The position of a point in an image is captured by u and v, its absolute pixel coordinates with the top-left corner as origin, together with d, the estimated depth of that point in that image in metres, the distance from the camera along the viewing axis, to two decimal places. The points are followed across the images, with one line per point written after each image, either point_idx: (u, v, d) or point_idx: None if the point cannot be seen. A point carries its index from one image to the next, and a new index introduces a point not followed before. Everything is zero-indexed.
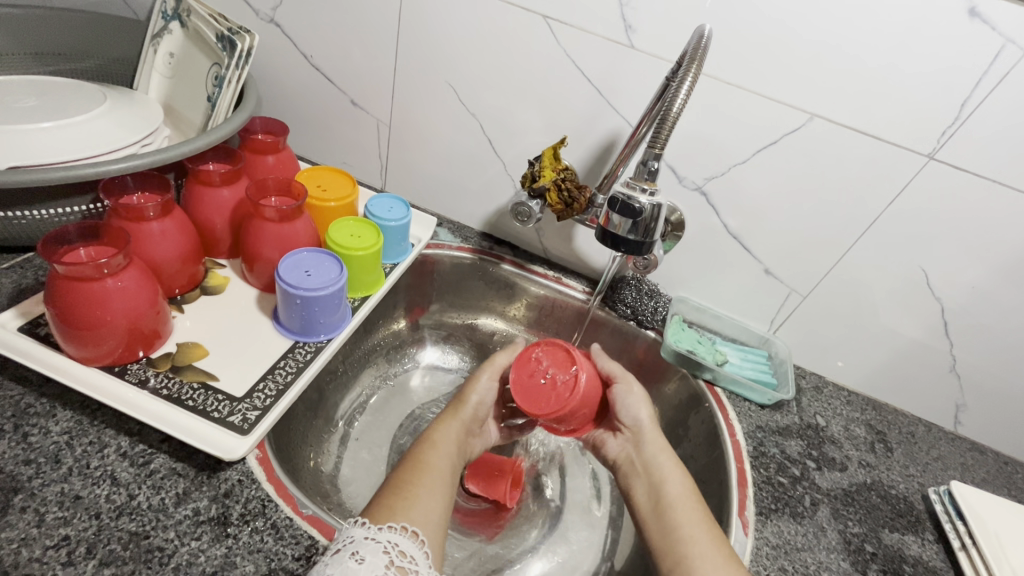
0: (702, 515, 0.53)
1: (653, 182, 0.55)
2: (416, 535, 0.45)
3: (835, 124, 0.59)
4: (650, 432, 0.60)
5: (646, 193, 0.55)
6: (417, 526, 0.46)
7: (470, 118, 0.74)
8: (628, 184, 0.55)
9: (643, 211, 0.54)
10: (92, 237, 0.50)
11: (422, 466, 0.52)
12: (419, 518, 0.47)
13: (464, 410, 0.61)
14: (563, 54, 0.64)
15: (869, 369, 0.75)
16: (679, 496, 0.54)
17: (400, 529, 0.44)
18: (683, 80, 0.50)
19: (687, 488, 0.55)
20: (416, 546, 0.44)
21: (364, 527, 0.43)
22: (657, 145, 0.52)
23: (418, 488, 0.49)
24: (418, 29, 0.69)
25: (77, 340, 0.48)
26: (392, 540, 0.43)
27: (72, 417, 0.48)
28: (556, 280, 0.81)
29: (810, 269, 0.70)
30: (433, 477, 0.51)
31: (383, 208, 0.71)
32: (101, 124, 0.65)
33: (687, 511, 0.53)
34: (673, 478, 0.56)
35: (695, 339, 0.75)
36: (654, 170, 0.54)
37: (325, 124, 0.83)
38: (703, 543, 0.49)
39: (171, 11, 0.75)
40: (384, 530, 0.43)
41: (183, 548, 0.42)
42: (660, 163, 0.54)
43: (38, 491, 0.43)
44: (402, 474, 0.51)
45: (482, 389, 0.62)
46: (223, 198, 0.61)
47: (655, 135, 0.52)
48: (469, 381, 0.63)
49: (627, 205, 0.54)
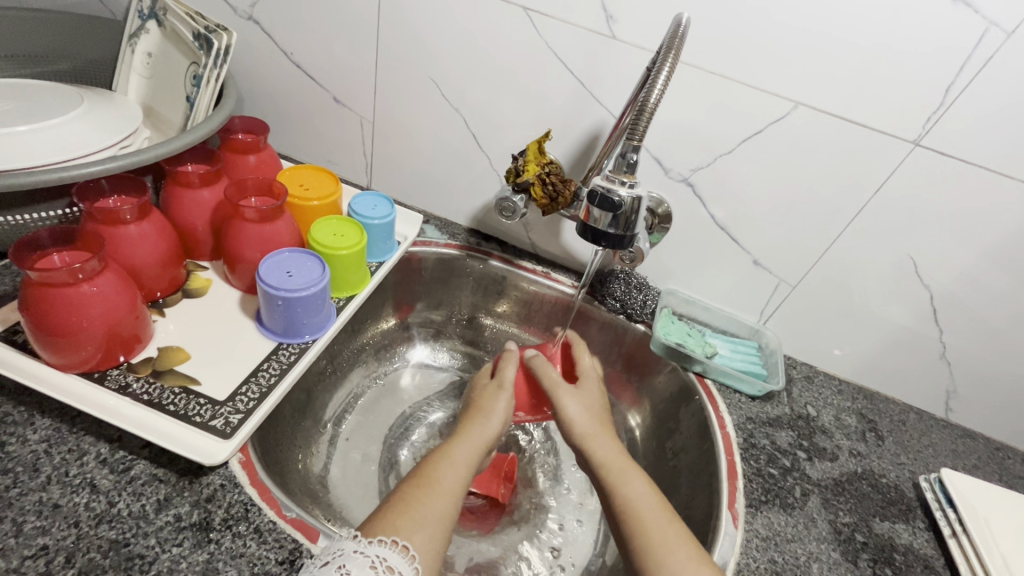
0: (667, 517, 0.49)
1: (633, 174, 0.54)
2: (406, 550, 0.43)
3: (819, 112, 0.59)
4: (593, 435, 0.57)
5: (626, 186, 0.54)
6: (410, 541, 0.43)
7: (454, 114, 0.73)
8: (608, 176, 0.54)
9: (623, 204, 0.53)
10: (66, 242, 0.49)
11: (429, 483, 0.49)
12: (416, 533, 0.44)
13: (486, 428, 0.57)
14: (545, 46, 0.64)
15: (861, 359, 0.75)
16: (637, 499, 0.51)
17: (391, 543, 0.42)
18: (661, 69, 0.49)
19: (643, 488, 0.52)
20: (406, 563, 0.42)
21: (356, 540, 0.42)
22: (636, 136, 0.51)
23: (423, 507, 0.46)
24: (397, 25, 0.68)
25: (53, 347, 0.47)
26: (380, 554, 0.41)
27: (50, 424, 0.47)
28: (545, 275, 0.80)
29: (797, 259, 0.69)
30: (439, 493, 0.48)
31: (368, 206, 0.70)
32: (77, 127, 0.64)
33: (648, 512, 0.49)
34: (630, 480, 0.52)
35: (685, 331, 0.74)
36: (633, 162, 0.53)
37: (309, 122, 0.82)
38: (669, 543, 0.47)
39: (147, 10, 0.74)
40: (374, 545, 0.42)
41: (166, 554, 0.42)
42: (639, 155, 0.53)
43: (16, 500, 0.42)
44: (403, 489, 0.48)
45: (503, 406, 0.59)
46: (203, 198, 0.61)
47: (634, 126, 0.51)
48: (488, 398, 0.60)
49: (606, 197, 0.53)
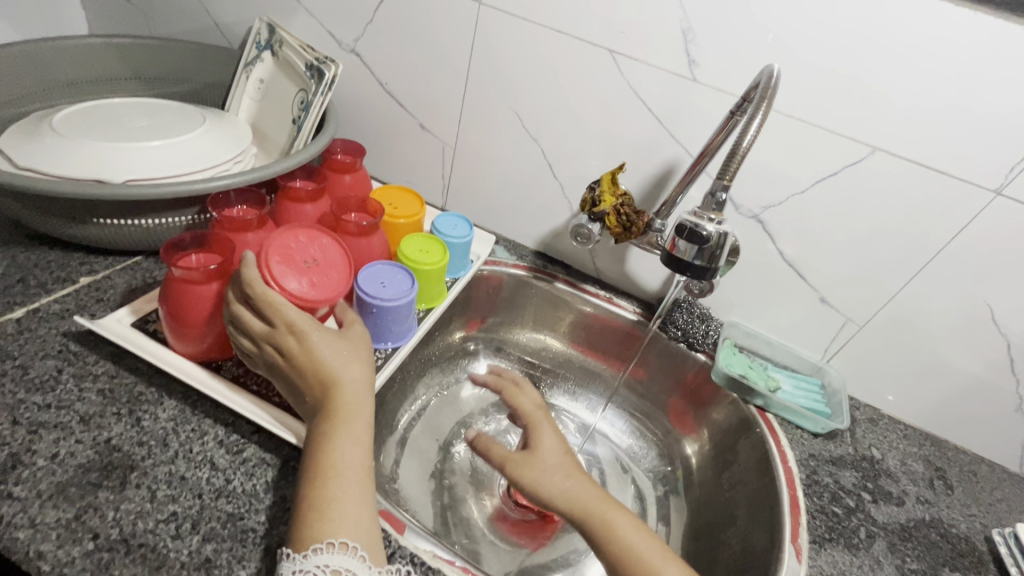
0: (666, 554, 0.49)
1: (721, 212, 0.57)
2: (352, 547, 0.42)
3: (897, 157, 0.60)
4: (554, 476, 0.53)
5: (713, 222, 0.57)
6: (350, 537, 0.43)
7: (532, 143, 0.78)
8: (695, 212, 0.58)
9: (711, 238, 0.56)
10: (202, 245, 0.56)
11: (330, 474, 0.45)
12: (349, 525, 0.43)
13: (349, 386, 0.50)
14: (628, 85, 0.68)
15: (927, 404, 0.74)
16: (631, 543, 0.49)
17: (335, 547, 0.41)
18: (754, 117, 0.52)
19: (634, 524, 0.51)
20: (355, 559, 0.42)
21: (292, 559, 0.41)
22: (726, 177, 0.55)
23: (337, 503, 0.44)
24: (488, 60, 0.74)
25: (182, 336, 0.53)
26: (324, 563, 0.40)
27: (176, 405, 0.52)
28: (607, 299, 0.83)
29: (867, 300, 0.70)
30: (349, 481, 0.45)
31: (448, 225, 0.75)
32: (201, 143, 0.72)
33: (649, 558, 0.48)
34: (617, 518, 0.51)
35: (746, 363, 0.75)
36: (722, 201, 0.56)
37: (393, 145, 0.88)
38: None
39: (264, 42, 0.83)
40: (311, 558, 0.40)
41: (275, 530, 0.46)
42: (728, 194, 0.56)
43: (151, 469, 0.47)
44: (305, 489, 0.44)
45: (342, 358, 0.51)
46: (306, 212, 0.66)
47: (725, 166, 0.54)
48: (323, 360, 0.50)
49: (695, 231, 0.56)
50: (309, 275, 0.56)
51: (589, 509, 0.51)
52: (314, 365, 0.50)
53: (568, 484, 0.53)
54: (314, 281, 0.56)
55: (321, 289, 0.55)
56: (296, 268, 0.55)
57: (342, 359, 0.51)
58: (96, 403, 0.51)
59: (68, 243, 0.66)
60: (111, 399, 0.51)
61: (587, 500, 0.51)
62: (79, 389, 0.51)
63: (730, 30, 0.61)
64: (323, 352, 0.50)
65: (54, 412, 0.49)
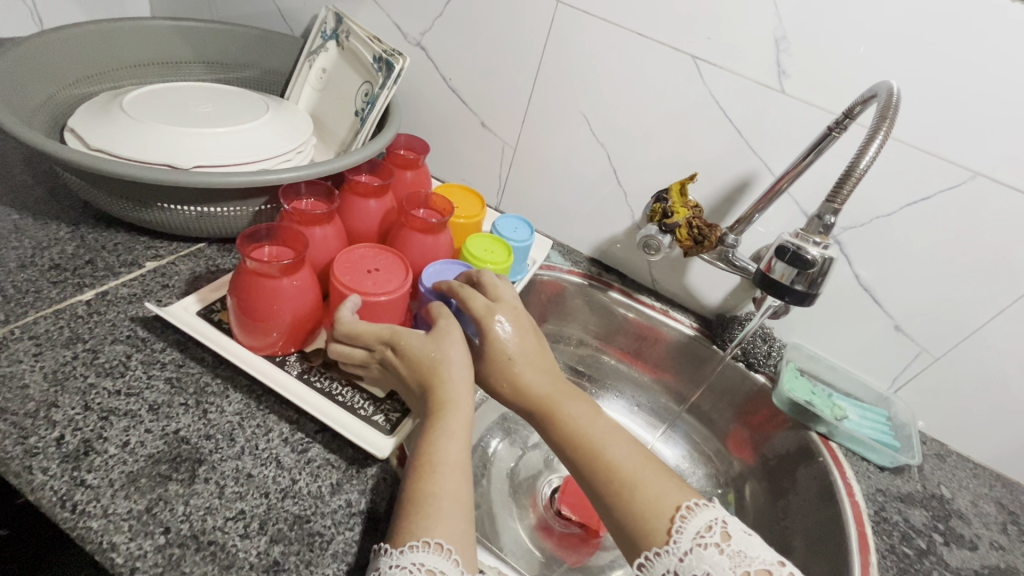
0: (628, 442, 0.49)
1: (826, 236, 0.55)
2: (445, 549, 0.41)
3: (1000, 184, 0.57)
4: (507, 369, 0.52)
5: (817, 246, 0.56)
6: (446, 537, 0.41)
7: (598, 148, 0.75)
8: (798, 235, 0.56)
9: (815, 263, 0.54)
10: (274, 238, 0.55)
11: (430, 467, 0.45)
12: (444, 524, 0.42)
13: (451, 384, 0.48)
14: (708, 93, 0.65)
15: (1002, 444, 0.70)
16: (584, 427, 0.50)
17: (427, 546, 0.40)
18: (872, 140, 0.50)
19: (589, 411, 0.51)
20: (448, 563, 0.40)
21: (389, 555, 0.40)
22: (837, 200, 0.53)
23: (436, 500, 0.43)
24: (561, 60, 0.72)
25: (249, 330, 0.53)
26: (416, 561, 0.39)
27: (242, 399, 0.52)
28: (663, 312, 0.81)
29: (949, 330, 0.66)
30: (450, 472, 0.45)
31: (509, 228, 0.74)
32: (266, 132, 0.71)
33: (604, 442, 0.49)
34: (568, 406, 0.51)
35: (810, 389, 0.72)
36: (830, 225, 0.55)
37: (451, 142, 0.87)
38: (633, 464, 0.47)
39: (329, 31, 0.82)
40: (407, 554, 0.40)
41: (342, 536, 0.45)
42: (837, 219, 0.54)
43: (218, 464, 0.46)
44: (409, 484, 0.45)
45: (440, 352, 0.50)
46: (370, 208, 0.65)
47: (836, 190, 0.53)
48: (418, 357, 0.49)
49: (799, 255, 0.55)
50: (374, 274, 0.56)
51: (542, 402, 0.51)
52: (416, 365, 0.49)
53: (521, 381, 0.52)
54: (375, 279, 0.55)
55: (383, 286, 0.54)
56: (357, 277, 0.55)
57: (443, 357, 0.49)
58: (164, 392, 0.50)
59: (134, 227, 0.66)
60: (178, 389, 0.51)
61: (542, 393, 0.51)
62: (147, 377, 0.51)
63: (826, 41, 0.58)
64: (421, 352, 0.49)
65: (123, 398, 0.49)
